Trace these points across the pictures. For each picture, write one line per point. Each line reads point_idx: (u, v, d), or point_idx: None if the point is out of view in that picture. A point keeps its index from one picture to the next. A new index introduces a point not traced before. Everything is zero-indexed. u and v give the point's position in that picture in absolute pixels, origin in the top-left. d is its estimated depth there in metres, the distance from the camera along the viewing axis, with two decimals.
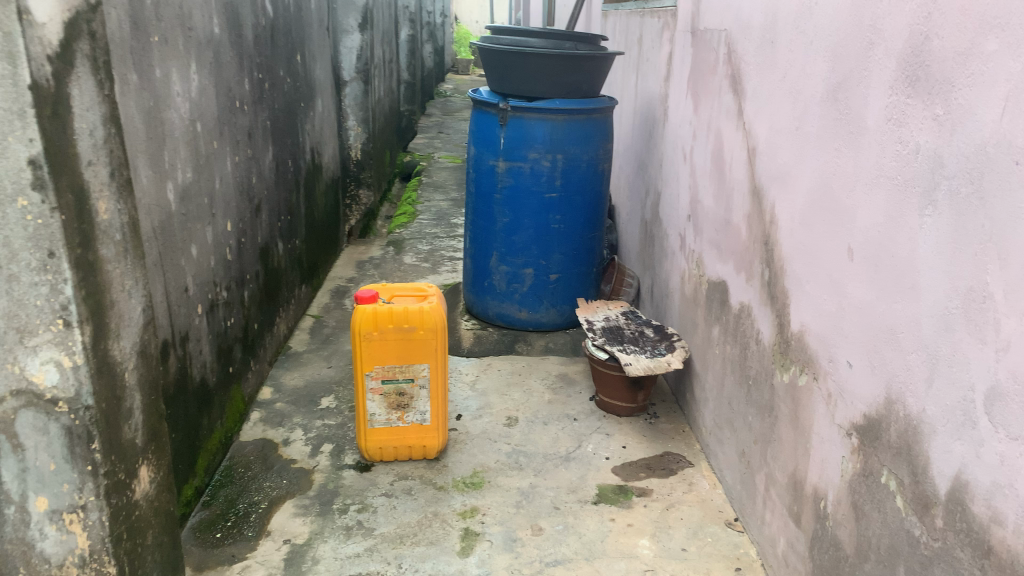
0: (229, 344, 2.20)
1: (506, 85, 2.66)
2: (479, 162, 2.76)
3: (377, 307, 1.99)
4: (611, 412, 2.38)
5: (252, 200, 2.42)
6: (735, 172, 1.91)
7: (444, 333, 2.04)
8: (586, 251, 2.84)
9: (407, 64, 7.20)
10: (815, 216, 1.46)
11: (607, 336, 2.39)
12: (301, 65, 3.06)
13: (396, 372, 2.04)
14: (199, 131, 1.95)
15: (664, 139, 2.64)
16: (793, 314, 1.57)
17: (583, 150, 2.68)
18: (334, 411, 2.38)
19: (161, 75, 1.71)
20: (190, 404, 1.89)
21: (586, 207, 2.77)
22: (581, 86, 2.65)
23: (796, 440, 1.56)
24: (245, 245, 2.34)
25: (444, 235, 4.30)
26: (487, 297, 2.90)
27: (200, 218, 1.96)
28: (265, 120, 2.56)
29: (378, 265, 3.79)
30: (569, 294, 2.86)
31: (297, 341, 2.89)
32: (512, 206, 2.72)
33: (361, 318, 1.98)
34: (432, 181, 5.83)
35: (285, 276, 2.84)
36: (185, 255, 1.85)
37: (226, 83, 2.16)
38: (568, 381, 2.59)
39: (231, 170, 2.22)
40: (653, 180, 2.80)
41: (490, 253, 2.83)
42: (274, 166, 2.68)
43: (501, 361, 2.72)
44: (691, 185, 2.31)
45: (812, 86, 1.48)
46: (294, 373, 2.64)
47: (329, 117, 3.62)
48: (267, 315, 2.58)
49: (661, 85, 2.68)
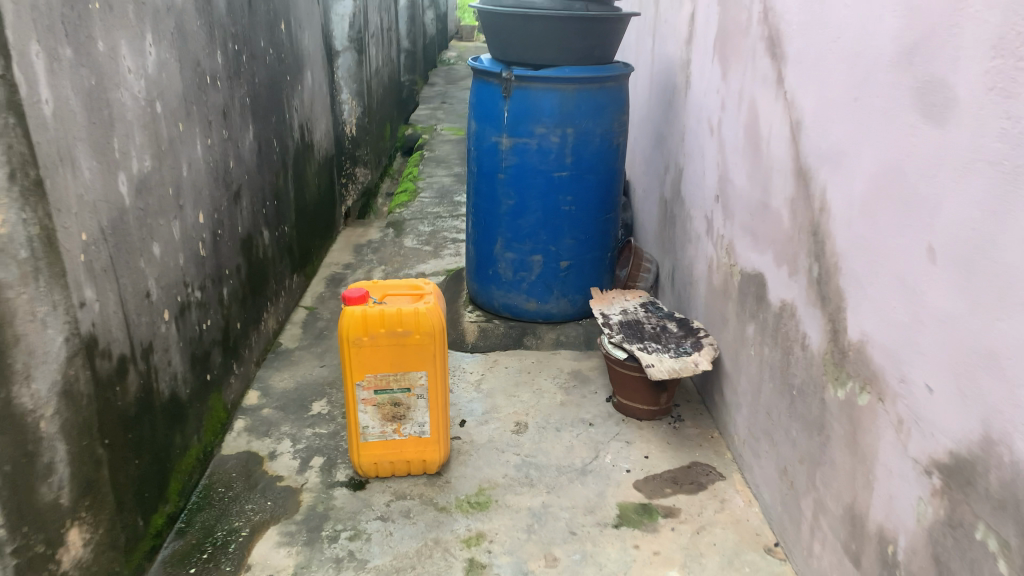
0: (206, 350, 1.98)
1: (510, 53, 2.40)
2: (480, 139, 2.52)
3: (367, 308, 1.77)
4: (631, 415, 2.15)
5: (230, 186, 2.18)
6: (774, 149, 1.66)
7: (444, 336, 1.82)
8: (600, 235, 2.60)
9: (407, 32, 6.91)
10: (881, 205, 1.22)
11: (625, 332, 2.15)
12: (285, 35, 2.80)
13: (390, 381, 1.82)
14: (160, 112, 1.72)
15: (686, 110, 2.38)
16: (852, 323, 1.34)
17: (596, 124, 2.43)
18: (326, 419, 2.17)
19: (105, 48, 1.47)
20: (157, 422, 1.67)
21: (599, 187, 2.52)
22: (592, 52, 2.39)
23: (855, 468, 1.33)
24: (223, 238, 2.11)
25: (447, 215, 4.07)
26: (492, 287, 2.67)
27: (165, 211, 1.73)
28: (243, 97, 2.32)
29: (377, 249, 3.56)
30: (582, 283, 2.62)
31: (287, 337, 2.67)
32: (517, 187, 2.49)
33: (350, 321, 1.76)
34: (435, 155, 5.58)
35: (273, 268, 2.61)
36: (146, 255, 1.63)
37: (193, 56, 1.92)
38: (582, 379, 2.36)
39: (204, 155, 1.98)
40: (673, 155, 2.55)
41: (494, 239, 2.60)
42: (256, 147, 2.44)
43: (508, 358, 2.49)
44: (719, 163, 2.06)
45: (876, 48, 1.23)
46: (284, 374, 2.42)
47: (320, 91, 3.37)
48: (252, 313, 2.36)
49: (682, 49, 2.42)
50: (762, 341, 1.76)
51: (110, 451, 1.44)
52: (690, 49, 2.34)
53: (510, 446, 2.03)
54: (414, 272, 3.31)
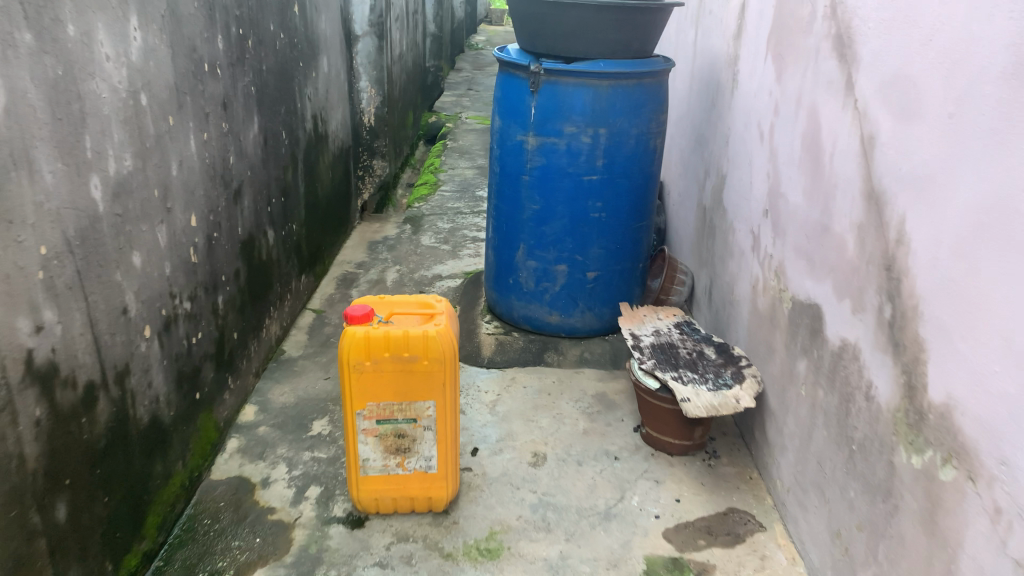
0: (196, 365, 1.80)
1: (540, 42, 2.20)
2: (504, 137, 2.32)
3: (370, 329, 1.57)
4: (660, 449, 1.96)
5: (230, 184, 2.00)
6: (840, 165, 1.45)
7: (456, 362, 1.62)
8: (632, 244, 2.39)
9: (434, 16, 6.70)
10: (985, 246, 1.01)
11: (657, 359, 1.95)
12: (298, 17, 2.61)
13: (395, 411, 1.63)
14: (146, 106, 1.53)
15: (733, 111, 2.16)
16: (934, 381, 1.13)
17: (631, 124, 2.21)
18: (327, 441, 1.99)
19: (78, 34, 1.28)
20: (133, 452, 1.50)
21: (633, 192, 2.31)
22: (631, 45, 2.18)
23: (932, 552, 1.12)
24: (219, 242, 1.93)
25: (467, 211, 3.87)
26: (512, 297, 2.47)
27: (149, 216, 1.55)
28: (248, 86, 2.13)
29: (392, 247, 3.38)
30: (610, 295, 2.42)
31: (291, 344, 2.50)
32: (542, 190, 2.28)
33: (351, 344, 1.57)
34: (458, 146, 5.38)
35: (277, 270, 2.43)
36: (124, 267, 1.45)
37: (189, 42, 1.74)
38: (607, 404, 2.17)
39: (199, 151, 1.80)
40: (715, 160, 2.34)
41: (516, 245, 2.40)
42: (261, 140, 2.25)
43: (526, 376, 2.29)
44: (770, 174, 1.84)
45: (983, 54, 1.02)
46: (285, 387, 2.25)
47: (336, 79, 3.18)
48: (251, 322, 2.18)
49: (729, 45, 2.20)
50: (815, 382, 1.55)
51: (71, 492, 1.27)
52: (739, 45, 2.12)
53: (526, 481, 1.84)
54: (430, 274, 3.12)
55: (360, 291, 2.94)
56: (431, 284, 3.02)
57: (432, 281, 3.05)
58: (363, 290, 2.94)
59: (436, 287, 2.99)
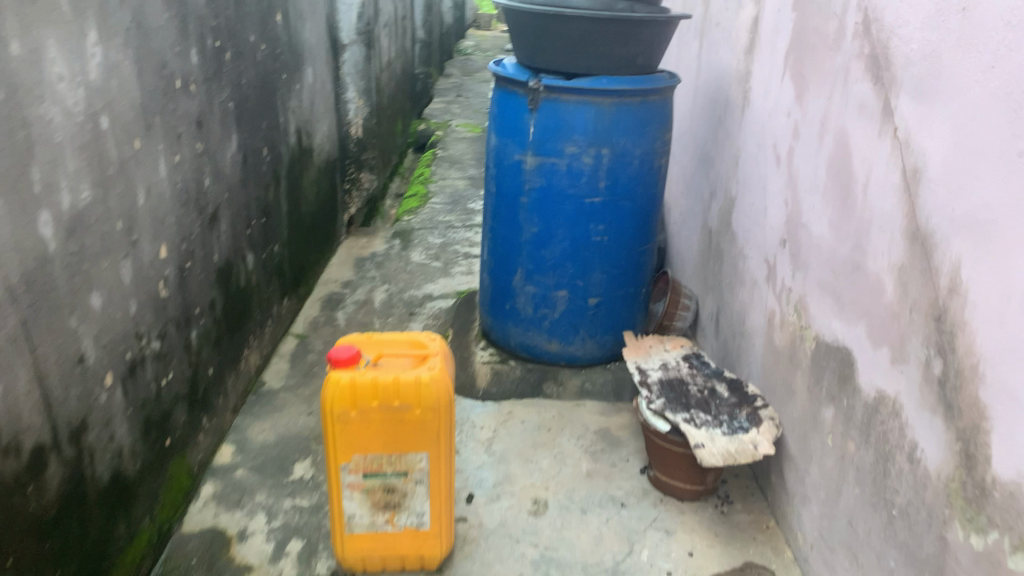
0: (166, 408, 1.65)
1: (540, 56, 2.07)
2: (501, 156, 2.18)
3: (355, 375, 1.42)
4: (670, 494, 1.81)
5: (205, 208, 1.85)
6: (876, 199, 1.31)
7: (451, 410, 1.47)
8: (636, 269, 2.24)
9: (423, 21, 6.56)
10: None
11: (667, 397, 1.80)
12: (281, 26, 2.45)
13: (383, 464, 1.49)
14: (107, 129, 1.38)
15: (744, 130, 2.03)
16: (1001, 455, 0.98)
17: (636, 143, 2.08)
18: (309, 487, 1.84)
19: (23, 53, 1.13)
20: (90, 515, 1.35)
21: (637, 215, 2.17)
22: (636, 59, 2.06)
23: None
24: (192, 272, 1.78)
25: (459, 225, 3.73)
26: (509, 324, 2.32)
27: (111, 251, 1.39)
28: (225, 102, 1.98)
29: (380, 264, 3.23)
30: (613, 323, 2.27)
31: (272, 374, 2.34)
32: (542, 212, 2.14)
33: (334, 391, 1.41)
34: (448, 155, 5.24)
35: (257, 296, 2.28)
36: (80, 310, 1.29)
37: (159, 57, 1.58)
38: (610, 441, 2.03)
39: (169, 175, 1.65)
40: (724, 181, 2.20)
41: (513, 270, 2.25)
42: (240, 159, 2.10)
43: (524, 409, 2.15)
44: (789, 201, 1.71)
45: None
46: (265, 423, 2.10)
47: (321, 89, 3.02)
48: (228, 353, 2.03)
49: (741, 59, 2.06)
50: (845, 433, 1.42)
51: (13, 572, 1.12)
52: (752, 60, 1.98)
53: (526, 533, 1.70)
54: (421, 294, 2.97)
55: (346, 313, 2.79)
56: (422, 305, 2.88)
57: (422, 302, 2.90)
58: (349, 313, 2.79)
59: (427, 309, 2.85)
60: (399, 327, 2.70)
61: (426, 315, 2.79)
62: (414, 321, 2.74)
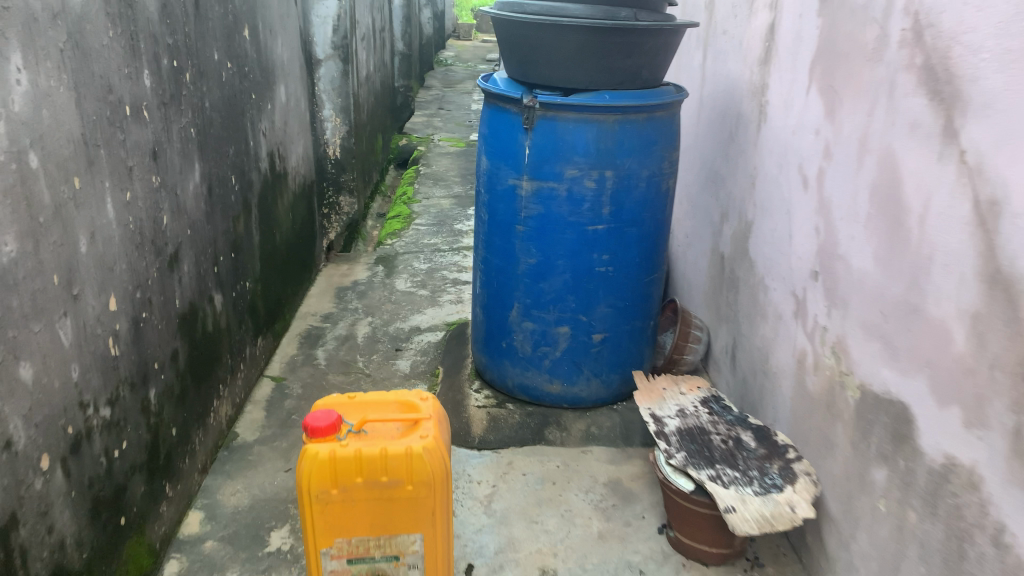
0: (120, 483, 1.44)
1: (534, 71, 1.89)
2: (493, 181, 1.99)
3: (337, 448, 1.22)
4: (694, 558, 1.62)
5: (163, 249, 1.64)
6: (938, 232, 1.13)
7: (449, 483, 1.28)
8: (643, 300, 2.06)
9: (402, 33, 6.37)
10: None
11: (689, 451, 1.62)
12: (248, 42, 2.25)
13: (371, 547, 1.29)
14: (37, 168, 1.17)
15: (761, 149, 1.86)
16: None
17: (641, 165, 1.91)
18: (288, 562, 1.63)
19: None
20: None
21: (644, 242, 1.99)
22: (640, 73, 1.88)
23: None
24: (150, 322, 1.57)
25: (446, 249, 3.53)
26: (505, 363, 2.12)
27: (45, 310, 1.19)
28: (185, 128, 1.77)
29: (362, 294, 3.02)
30: (619, 359, 2.08)
31: (246, 425, 2.13)
32: (540, 242, 1.96)
33: (312, 467, 1.22)
34: (431, 172, 5.04)
35: (227, 340, 2.07)
36: (6, 386, 1.09)
37: (103, 81, 1.38)
38: (623, 495, 1.83)
39: (119, 216, 1.44)
40: (737, 203, 2.02)
41: (509, 304, 2.06)
42: (205, 190, 1.90)
43: (525, 460, 1.95)
44: (821, 229, 1.53)
45: None
46: (239, 484, 1.89)
47: (296, 109, 2.82)
48: (195, 409, 1.82)
49: (755, 71, 1.89)
50: (903, 500, 1.23)
51: None
52: (769, 72, 1.81)
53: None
54: (407, 326, 2.77)
55: (327, 350, 2.58)
56: (409, 339, 2.68)
57: (409, 335, 2.70)
58: (331, 350, 2.58)
59: (414, 343, 2.65)
60: (385, 365, 2.49)
61: (414, 350, 2.59)
62: (400, 358, 2.54)
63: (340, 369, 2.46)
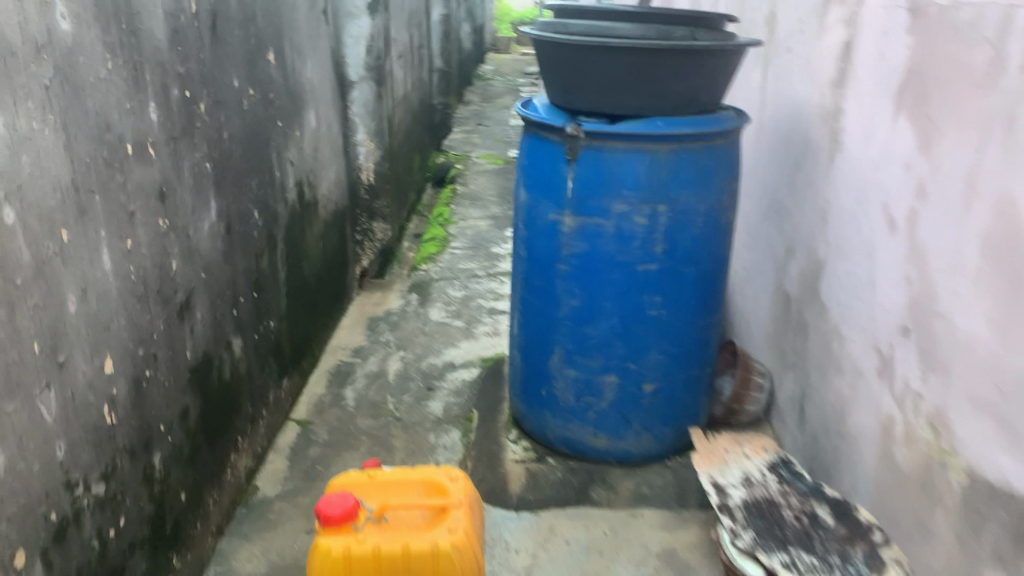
0: (117, 564, 1.29)
1: (580, 97, 1.71)
2: (533, 215, 1.81)
3: (355, 543, 1.11)
4: None
5: (172, 298, 1.50)
6: None
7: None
8: (698, 346, 1.86)
9: (441, 49, 6.26)
10: None
11: (757, 530, 1.42)
12: (273, 66, 2.12)
13: None
14: (14, 224, 1.03)
15: (835, 181, 1.66)
16: None
17: (698, 199, 1.71)
18: None
19: None
20: None
21: (700, 282, 1.79)
22: (698, 97, 1.70)
23: None
24: (155, 380, 1.42)
25: (483, 274, 3.32)
26: (545, 413, 1.94)
27: (21, 385, 1.04)
28: (198, 164, 1.63)
29: (394, 325, 2.83)
30: (672, 410, 1.88)
31: (267, 477, 1.98)
32: (584, 283, 1.77)
33: (326, 563, 1.10)
34: (470, 191, 4.88)
35: (247, 387, 1.92)
36: None
37: (100, 118, 1.24)
38: (679, 569, 1.63)
39: (118, 267, 1.30)
40: (807, 239, 1.82)
41: (550, 350, 1.87)
42: (222, 228, 1.75)
43: (568, 524, 1.76)
44: (913, 279, 1.33)
45: None
46: (256, 547, 1.73)
47: (327, 133, 2.68)
48: (208, 468, 1.67)
49: (828, 94, 1.69)
50: None
51: None
52: (844, 95, 1.61)
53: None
54: (440, 362, 2.56)
55: (356, 389, 2.40)
56: (441, 377, 2.47)
57: (442, 373, 2.49)
58: (359, 389, 2.40)
59: (447, 382, 2.44)
60: (416, 408, 2.30)
61: (447, 390, 2.38)
62: (433, 400, 2.33)
63: (369, 411, 2.29)
